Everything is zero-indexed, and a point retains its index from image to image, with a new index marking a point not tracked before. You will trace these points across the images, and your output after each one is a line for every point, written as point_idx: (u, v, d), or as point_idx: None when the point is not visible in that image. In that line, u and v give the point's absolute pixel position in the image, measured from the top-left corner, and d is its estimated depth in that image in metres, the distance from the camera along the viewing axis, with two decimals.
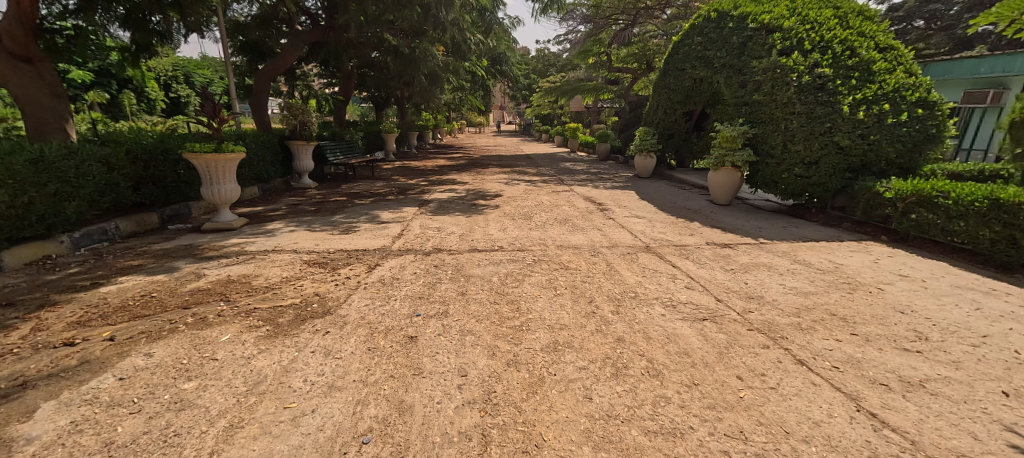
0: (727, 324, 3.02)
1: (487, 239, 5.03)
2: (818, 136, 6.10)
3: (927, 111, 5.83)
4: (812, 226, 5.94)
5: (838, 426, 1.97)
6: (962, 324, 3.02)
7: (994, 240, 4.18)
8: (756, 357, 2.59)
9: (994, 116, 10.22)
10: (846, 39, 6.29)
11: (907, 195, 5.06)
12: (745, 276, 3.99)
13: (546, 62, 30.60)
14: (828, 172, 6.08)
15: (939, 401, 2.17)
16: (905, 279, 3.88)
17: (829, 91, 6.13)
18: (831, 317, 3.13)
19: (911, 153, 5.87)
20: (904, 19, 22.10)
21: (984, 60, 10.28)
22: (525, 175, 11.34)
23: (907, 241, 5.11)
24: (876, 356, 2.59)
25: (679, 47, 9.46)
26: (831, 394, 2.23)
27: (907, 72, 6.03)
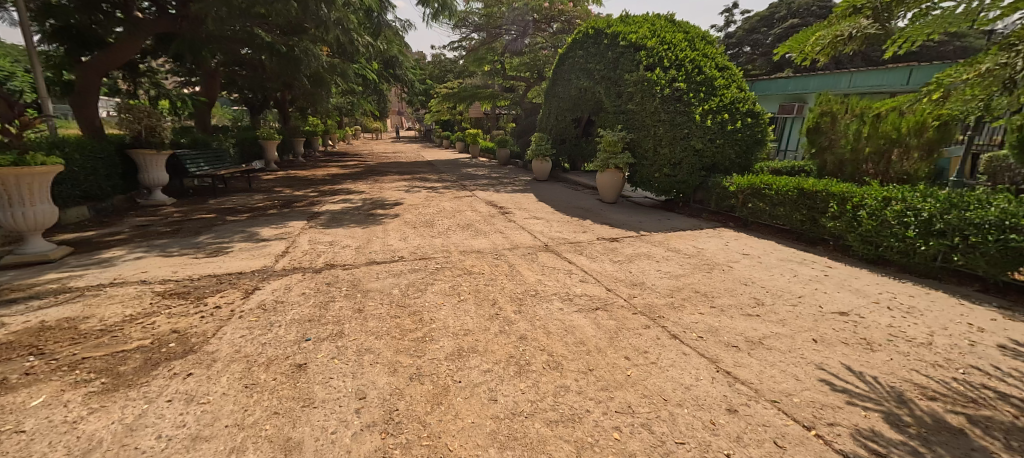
0: (616, 310, 3.34)
1: (386, 250, 4.79)
2: (679, 141, 7.12)
3: (754, 120, 7.20)
4: (680, 217, 6.91)
5: (703, 387, 2.32)
6: (784, 289, 3.80)
7: (802, 221, 5.35)
8: (640, 337, 2.90)
9: (798, 122, 13.05)
10: (695, 58, 7.43)
11: (745, 188, 6.20)
12: (629, 265, 4.46)
13: (444, 68, 30.58)
14: (689, 171, 7.15)
15: (771, 353, 2.69)
16: (746, 257, 4.75)
17: (685, 102, 7.20)
18: (696, 294, 3.67)
19: (745, 154, 7.22)
20: (736, 46, 28.29)
21: (791, 79, 13.46)
22: (428, 182, 11.13)
23: (748, 225, 6.25)
24: (728, 324, 3.12)
25: (564, 60, 10.24)
26: (697, 360, 2.62)
27: (739, 88, 7.36)
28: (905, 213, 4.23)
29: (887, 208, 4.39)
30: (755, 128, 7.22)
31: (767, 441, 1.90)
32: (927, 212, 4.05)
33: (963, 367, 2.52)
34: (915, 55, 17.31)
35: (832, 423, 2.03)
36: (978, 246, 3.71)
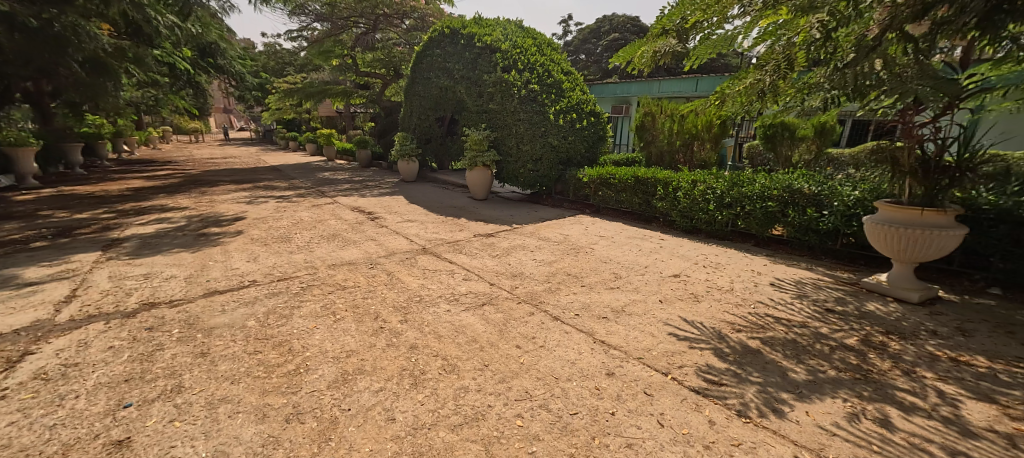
0: (501, 303, 3.47)
1: (230, 275, 3.98)
2: (538, 138, 7.73)
3: (595, 119, 8.27)
4: (546, 208, 7.56)
5: (585, 359, 2.61)
6: (633, 262, 4.52)
7: (640, 204, 6.44)
8: (527, 324, 3.09)
9: (626, 121, 15.75)
10: (544, 63, 8.11)
11: (595, 179, 7.12)
12: (507, 258, 4.68)
13: (281, 59, 26.76)
14: (549, 166, 7.86)
15: (632, 318, 3.19)
16: (602, 238, 5.48)
17: (540, 103, 7.83)
18: (568, 277, 4.07)
19: (592, 149, 8.28)
20: (574, 53, 32.30)
21: (618, 85, 16.05)
22: (276, 191, 9.64)
23: (600, 211, 7.20)
24: (596, 299, 3.56)
25: (422, 57, 10.08)
26: (578, 336, 2.92)
27: (582, 91, 8.32)
28: (706, 192, 5.47)
29: (694, 188, 5.60)
30: (597, 126, 8.30)
31: (640, 393, 2.27)
32: (719, 190, 5.33)
33: (751, 303, 3.42)
34: (697, 69, 22.52)
35: (681, 366, 2.54)
36: (749, 213, 5.05)
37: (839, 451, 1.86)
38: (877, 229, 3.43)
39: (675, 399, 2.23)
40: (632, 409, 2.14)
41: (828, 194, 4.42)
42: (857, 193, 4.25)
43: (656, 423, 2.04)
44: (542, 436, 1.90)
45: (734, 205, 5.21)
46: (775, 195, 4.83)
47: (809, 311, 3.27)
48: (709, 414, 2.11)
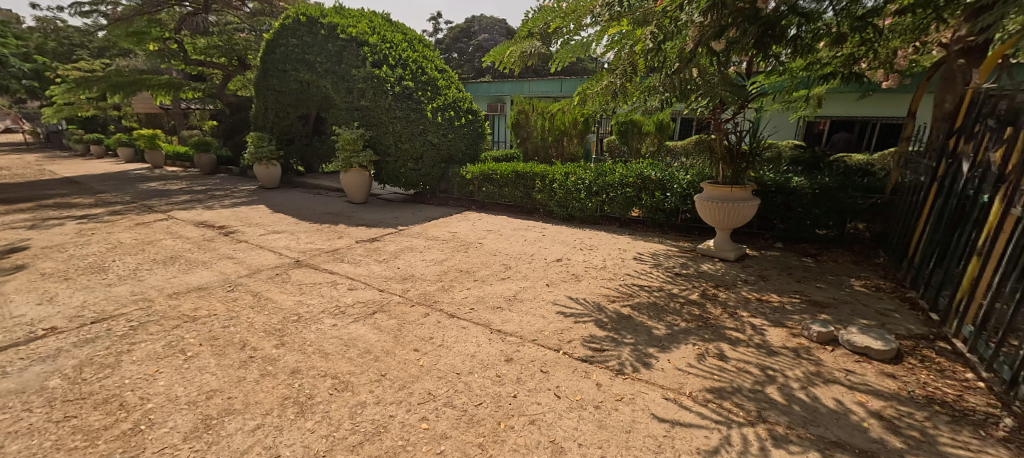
0: (394, 308, 3.31)
1: (7, 326, 2.93)
2: (417, 137, 7.51)
3: (473, 117, 8.41)
4: (431, 208, 7.44)
5: (484, 350, 2.68)
6: (520, 252, 4.77)
7: (522, 197, 6.80)
8: (422, 326, 3.02)
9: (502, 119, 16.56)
10: (416, 59, 7.88)
11: (478, 175, 7.27)
12: (396, 262, 4.47)
13: (63, 39, 20.51)
14: (431, 165, 7.73)
15: (524, 304, 3.38)
16: (490, 232, 5.65)
17: (416, 100, 7.59)
18: (460, 273, 4.09)
19: (473, 147, 8.43)
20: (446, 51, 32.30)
21: (492, 84, 16.68)
22: (73, 209, 7.40)
23: (485, 206, 7.39)
24: (490, 291, 3.66)
25: (274, 46, 8.84)
26: (475, 329, 2.97)
27: (458, 89, 8.33)
28: (577, 182, 6.08)
29: (567, 180, 6.16)
30: (475, 124, 8.45)
31: (537, 372, 2.44)
32: (587, 180, 5.98)
33: (620, 276, 3.95)
34: (560, 72, 24.83)
35: (570, 340, 2.80)
36: (613, 199, 5.81)
37: (692, 386, 2.30)
38: (704, 205, 4.29)
39: (567, 371, 2.45)
40: (532, 387, 2.29)
41: (668, 180, 5.35)
42: (688, 178, 5.25)
43: (554, 396, 2.22)
44: (450, 433, 1.89)
45: (600, 193, 5.91)
46: (630, 183, 5.63)
47: (662, 277, 3.93)
48: (596, 378, 2.39)
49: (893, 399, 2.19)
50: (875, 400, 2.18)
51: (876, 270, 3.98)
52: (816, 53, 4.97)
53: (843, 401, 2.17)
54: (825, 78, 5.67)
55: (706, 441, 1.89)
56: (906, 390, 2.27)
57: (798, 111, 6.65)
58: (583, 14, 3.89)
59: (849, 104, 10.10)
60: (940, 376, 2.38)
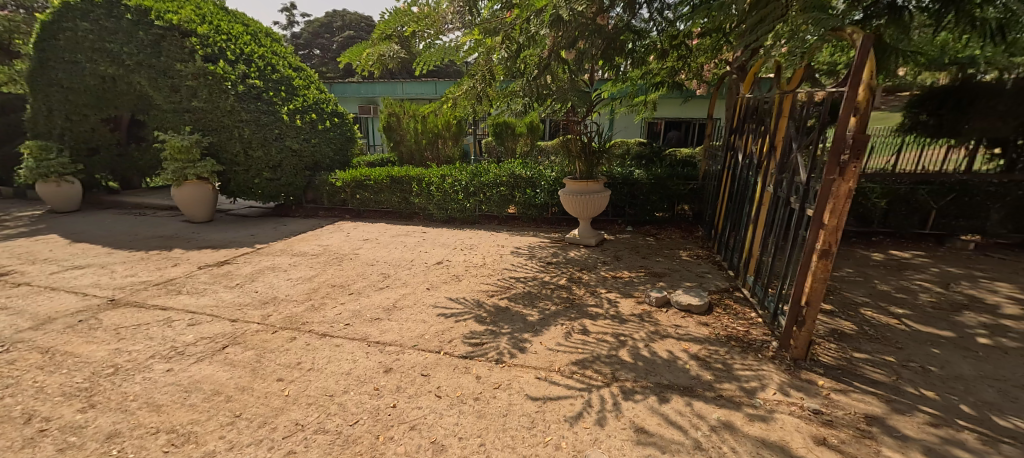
0: (251, 338, 2.91)
1: None
2: (271, 142, 6.68)
3: (340, 120, 7.88)
4: (297, 221, 6.70)
5: (360, 365, 2.55)
6: (399, 259, 4.64)
7: (399, 202, 6.61)
8: (288, 352, 2.72)
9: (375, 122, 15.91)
10: (263, 55, 6.97)
11: (349, 182, 6.80)
12: (252, 285, 3.92)
13: None
14: (292, 173, 6.95)
15: (404, 311, 3.31)
16: (367, 242, 5.36)
17: (266, 101, 6.74)
18: (332, 288, 3.80)
19: (343, 151, 7.89)
20: (306, 46, 29.41)
21: (361, 85, 15.76)
22: None
23: (361, 214, 6.96)
24: (366, 303, 3.49)
25: (55, 30, 6.87)
26: (351, 345, 2.80)
27: (318, 89, 7.67)
28: (453, 184, 6.17)
29: (443, 182, 6.20)
30: (343, 127, 7.91)
31: (418, 377, 2.42)
32: (464, 181, 6.12)
33: (498, 271, 4.16)
34: (434, 74, 24.76)
35: (450, 340, 2.84)
36: (489, 198, 6.07)
37: (560, 362, 2.56)
38: (567, 198, 4.78)
39: (449, 370, 2.49)
40: (412, 394, 2.26)
41: (537, 177, 5.82)
42: (553, 175, 5.80)
43: (435, 397, 2.23)
44: None
45: (477, 193, 6.12)
46: (504, 181, 5.96)
47: (536, 267, 4.26)
48: (476, 372, 2.47)
49: (706, 342, 2.79)
50: (694, 345, 2.74)
51: (696, 242, 4.97)
52: (648, 64, 5.89)
53: (673, 351, 2.67)
54: (656, 86, 6.71)
55: (572, 407, 2.12)
56: (714, 333, 2.91)
57: (639, 114, 7.79)
58: (438, 19, 3.95)
59: (676, 108, 12.33)
60: (735, 318, 3.11)
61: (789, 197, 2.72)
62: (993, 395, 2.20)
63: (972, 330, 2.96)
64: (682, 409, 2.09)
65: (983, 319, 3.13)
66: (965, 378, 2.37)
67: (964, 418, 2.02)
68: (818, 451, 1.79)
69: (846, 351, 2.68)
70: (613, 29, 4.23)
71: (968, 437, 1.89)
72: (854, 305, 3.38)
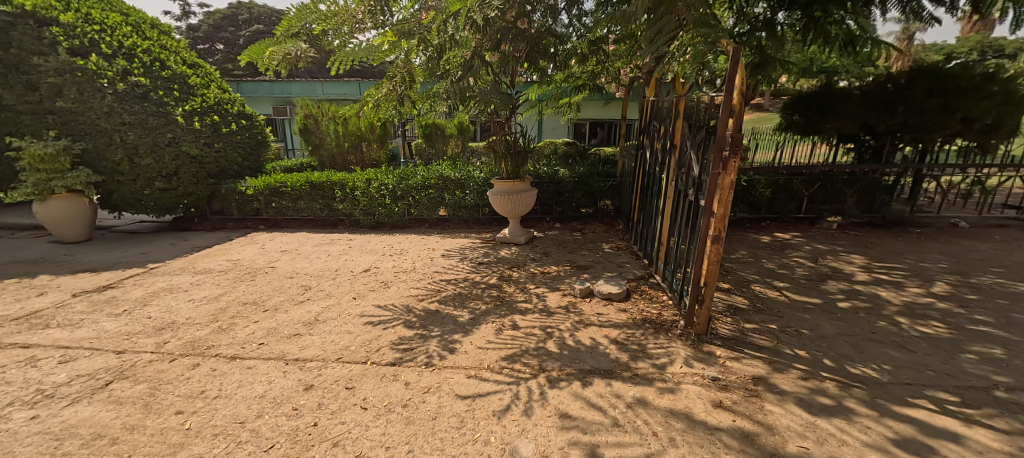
0: (142, 369, 2.55)
1: None
2: (164, 147, 5.93)
3: (249, 122, 7.29)
4: (201, 234, 6.02)
5: (275, 386, 2.35)
6: (322, 269, 4.39)
7: (321, 209, 6.24)
8: (189, 380, 2.42)
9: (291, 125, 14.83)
10: (149, 48, 6.02)
11: (262, 189, 6.25)
12: (144, 310, 3.45)
13: None
14: (192, 181, 6.23)
15: (327, 324, 3.13)
16: (285, 253, 4.99)
17: (155, 100, 5.85)
18: (244, 306, 3.48)
19: (253, 156, 7.33)
20: (206, 40, 26.49)
21: (275, 83, 14.57)
22: None
23: (278, 224, 6.44)
24: (284, 319, 3.25)
25: None
26: (266, 365, 2.58)
27: (220, 88, 6.98)
28: (380, 188, 5.98)
29: (369, 187, 5.98)
30: (253, 130, 7.33)
31: (341, 391, 2.29)
32: (390, 185, 5.96)
33: (428, 275, 4.12)
34: (358, 74, 23.72)
35: (378, 349, 2.75)
36: (418, 201, 5.98)
37: (490, 359, 2.59)
38: (495, 198, 4.88)
39: (376, 380, 2.40)
40: (335, 409, 2.13)
41: (466, 179, 5.87)
42: (482, 176, 5.89)
43: (360, 409, 2.13)
44: None
45: (405, 197, 6.00)
46: (433, 184, 5.92)
47: (467, 268, 4.29)
48: (405, 378, 2.41)
49: (624, 327, 3.01)
50: (614, 331, 2.94)
51: (617, 235, 5.33)
52: (570, 67, 6.11)
53: (595, 338, 2.85)
54: (578, 89, 7.01)
55: (501, 402, 2.16)
56: (631, 318, 3.15)
57: (564, 115, 8.11)
58: (348, 18, 3.79)
59: (598, 109, 13.11)
60: (649, 302, 3.40)
61: (687, 190, 3.01)
62: (847, 348, 2.66)
63: (833, 296, 3.55)
64: (602, 391, 2.24)
65: (841, 286, 3.76)
66: (828, 336, 2.83)
67: (826, 370, 2.41)
68: (716, 414, 2.02)
69: (739, 323, 3.06)
70: (536, 32, 4.25)
71: (828, 385, 2.26)
72: (746, 283, 3.87)
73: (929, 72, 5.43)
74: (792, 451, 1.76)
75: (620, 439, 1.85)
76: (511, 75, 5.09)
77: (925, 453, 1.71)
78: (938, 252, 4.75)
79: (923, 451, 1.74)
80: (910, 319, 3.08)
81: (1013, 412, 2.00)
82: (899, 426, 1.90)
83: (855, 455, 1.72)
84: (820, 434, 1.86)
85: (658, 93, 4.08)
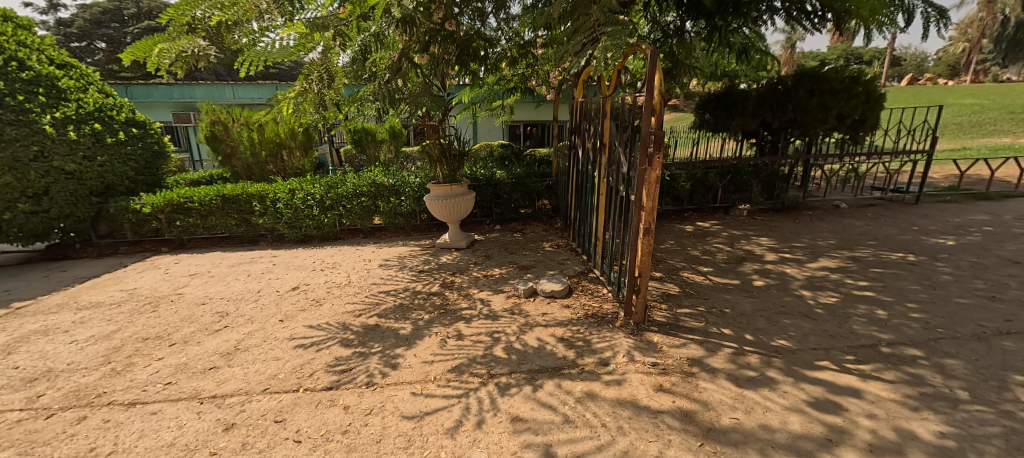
0: (7, 432, 2.07)
1: None
2: (27, 163, 4.94)
3: (141, 131, 6.32)
4: (83, 263, 5.13)
5: (187, 431, 2.04)
6: (241, 291, 3.95)
7: (237, 226, 5.63)
8: (74, 438, 2.01)
9: (196, 133, 13.29)
10: (2, 45, 5.00)
11: (162, 206, 5.51)
12: (8, 361, 2.83)
13: None
14: (69, 201, 5.33)
15: (250, 352, 2.82)
16: (195, 277, 4.43)
17: (12, 107, 4.89)
18: (145, 343, 3.01)
19: (147, 169, 6.40)
20: (82, 37, 23.02)
21: (174, 86, 13.01)
22: None
23: (184, 245, 5.71)
24: (196, 352, 2.86)
25: None
26: (175, 408, 2.24)
27: (100, 92, 6.02)
28: (306, 199, 5.57)
29: (293, 198, 5.55)
30: (148, 139, 6.41)
31: (270, 426, 2.06)
32: (318, 194, 5.58)
33: (365, 288, 3.89)
34: (274, 76, 22.09)
35: (311, 374, 2.52)
36: (350, 210, 5.67)
37: (436, 371, 2.50)
38: (433, 203, 4.77)
39: (310, 408, 2.18)
40: (264, 447, 1.90)
41: (401, 185, 5.68)
42: (417, 181, 5.75)
43: (293, 443, 1.92)
44: None
45: (335, 206, 5.65)
46: (365, 192, 5.65)
47: (407, 277, 4.13)
48: (343, 402, 2.23)
49: (569, 323, 3.08)
50: (559, 328, 3.00)
51: (557, 233, 5.47)
52: (501, 71, 6.16)
53: (542, 338, 2.87)
54: (511, 91, 7.04)
55: (450, 415, 2.07)
56: (574, 313, 3.23)
57: (499, 118, 8.13)
58: (250, 10, 3.42)
59: (531, 111, 13.45)
60: (590, 296, 3.52)
61: (618, 185, 3.14)
62: (763, 323, 2.96)
63: (748, 276, 3.94)
64: (553, 389, 2.25)
65: (755, 266, 4.19)
66: (747, 313, 3.13)
67: (748, 344, 2.66)
68: (657, 397, 2.14)
69: (672, 308, 3.28)
70: (463, 35, 4.24)
71: (752, 358, 2.49)
72: (676, 270, 4.17)
73: (811, 75, 6.24)
74: (726, 423, 1.90)
75: (571, 435, 1.87)
76: (442, 77, 4.98)
77: (833, 410, 1.95)
78: (826, 230, 5.49)
79: (831, 408, 1.97)
80: (812, 291, 3.52)
81: (894, 363, 2.36)
82: (811, 388, 2.15)
83: (778, 418, 1.91)
84: (748, 403, 2.04)
85: (586, 94, 4.22)
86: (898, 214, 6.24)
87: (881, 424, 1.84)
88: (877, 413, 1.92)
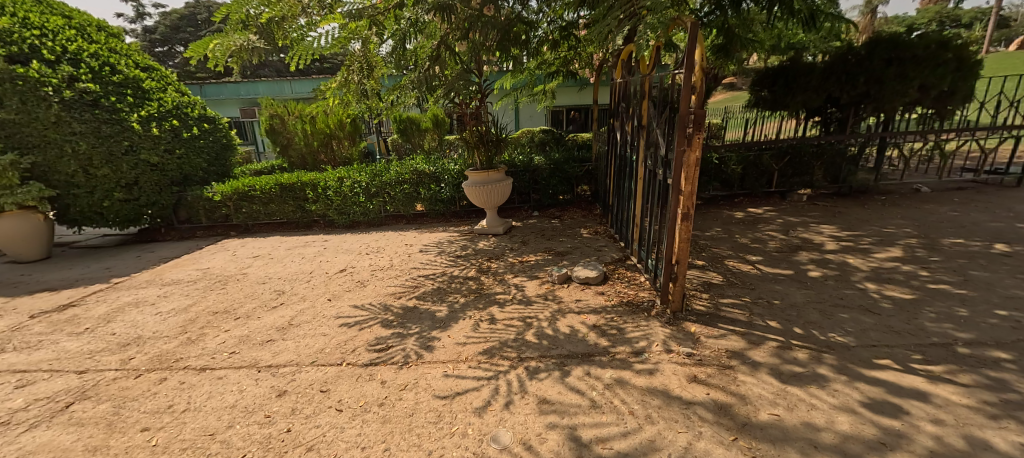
0: (105, 388, 2.42)
1: None
2: (121, 157, 5.63)
3: (211, 126, 6.97)
4: (167, 245, 5.80)
5: (247, 395, 2.27)
6: (296, 272, 4.28)
7: (293, 212, 6.09)
8: (156, 395, 2.32)
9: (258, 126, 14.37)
10: (97, 52, 5.67)
11: (230, 194, 6.06)
12: (107, 327, 3.29)
13: None
14: (155, 190, 6.02)
15: (302, 328, 3.06)
16: (257, 259, 4.86)
17: (107, 108, 5.55)
18: (214, 316, 3.37)
19: (218, 161, 7.05)
20: (164, 43, 25.60)
21: (240, 84, 14.12)
22: None
23: (249, 229, 6.25)
24: (256, 325, 3.16)
25: None
26: (237, 374, 2.50)
27: (178, 92, 6.68)
28: (353, 186, 5.90)
29: (342, 186, 5.90)
30: (217, 134, 7.06)
31: (316, 394, 2.24)
32: (364, 182, 5.87)
33: (406, 271, 4.07)
34: (327, 70, 23.33)
35: (353, 350, 2.70)
36: (394, 197, 5.91)
37: (468, 353, 2.58)
38: (470, 189, 4.82)
39: (351, 381, 2.35)
40: (309, 413, 2.08)
41: (441, 172, 5.83)
42: (457, 168, 5.87)
43: (335, 412, 2.07)
44: None
45: (379, 193, 5.92)
46: (407, 179, 5.84)
47: (445, 261, 4.27)
48: (381, 377, 2.37)
49: (602, 311, 3.03)
50: (592, 316, 2.96)
51: (595, 219, 5.36)
52: (542, 55, 6.06)
53: (573, 325, 2.85)
54: (552, 76, 6.89)
55: (480, 396, 2.13)
56: (609, 301, 3.18)
57: (539, 104, 8.00)
58: (296, 6, 3.65)
59: (573, 96, 13.24)
60: (626, 284, 3.44)
61: (656, 169, 3.01)
62: (816, 316, 2.74)
63: (804, 266, 3.64)
64: (581, 375, 2.24)
65: (812, 256, 3.86)
66: (797, 305, 2.91)
67: (797, 338, 2.47)
68: (691, 388, 2.06)
69: (714, 298, 3.11)
70: (504, 19, 4.16)
71: (799, 353, 2.32)
72: (721, 258, 3.94)
73: (887, 42, 5.54)
74: (765, 419, 1.79)
75: (597, 420, 1.86)
76: (480, 64, 4.93)
77: (891, 413, 1.77)
78: (901, 217, 4.92)
79: (889, 410, 1.80)
80: (877, 283, 3.18)
81: (972, 366, 2.09)
82: (868, 388, 1.96)
83: (823, 417, 1.77)
84: (791, 400, 1.91)
85: (626, 75, 4.03)
86: (994, 198, 5.43)
87: (948, 430, 1.65)
88: (944, 418, 1.73)
